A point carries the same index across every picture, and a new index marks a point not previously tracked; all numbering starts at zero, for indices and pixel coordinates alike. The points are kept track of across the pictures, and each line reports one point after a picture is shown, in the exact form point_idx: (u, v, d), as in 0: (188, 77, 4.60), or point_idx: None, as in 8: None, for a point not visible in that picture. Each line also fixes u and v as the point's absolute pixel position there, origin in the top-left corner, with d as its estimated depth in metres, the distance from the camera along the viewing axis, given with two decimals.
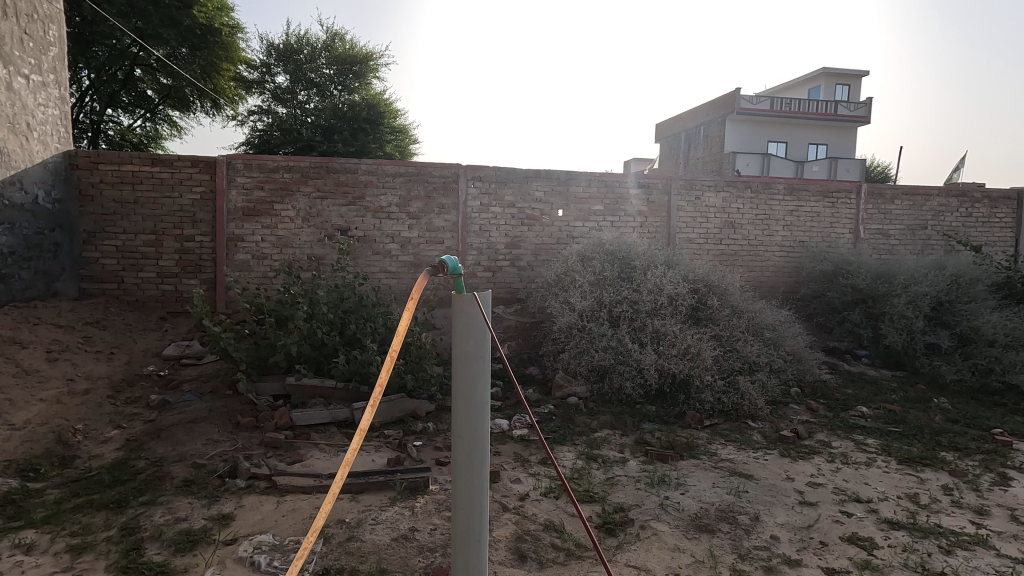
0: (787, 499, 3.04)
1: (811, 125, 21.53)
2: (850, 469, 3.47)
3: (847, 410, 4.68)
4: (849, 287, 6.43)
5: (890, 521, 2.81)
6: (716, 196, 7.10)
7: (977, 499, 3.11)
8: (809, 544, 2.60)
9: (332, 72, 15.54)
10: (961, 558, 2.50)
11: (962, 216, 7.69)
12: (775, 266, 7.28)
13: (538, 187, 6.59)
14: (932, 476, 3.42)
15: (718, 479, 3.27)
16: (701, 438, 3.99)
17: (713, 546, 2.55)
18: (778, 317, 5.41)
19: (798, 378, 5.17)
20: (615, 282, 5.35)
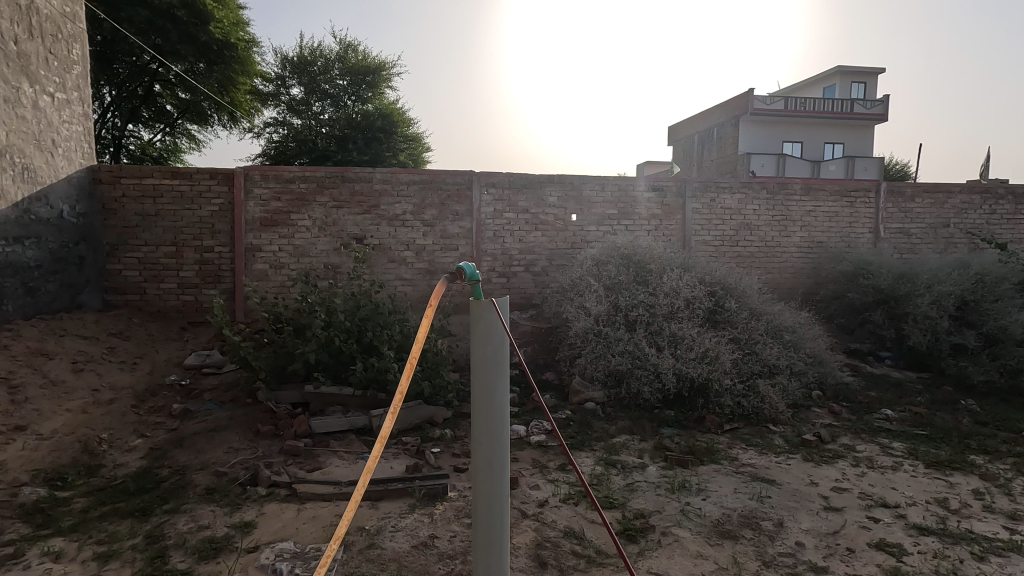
0: (812, 505, 2.99)
1: (827, 124, 21.27)
2: (877, 474, 3.40)
3: (871, 413, 4.59)
4: (870, 288, 6.30)
5: (919, 526, 2.74)
6: (731, 198, 7.04)
7: (1010, 503, 3.02)
8: (836, 551, 2.54)
9: (346, 83, 15.73)
10: (995, 565, 2.43)
11: (985, 214, 7.53)
12: (793, 267, 7.19)
13: (552, 192, 6.60)
14: (962, 480, 3.33)
15: (740, 484, 3.22)
16: (721, 443, 3.93)
17: (736, 553, 2.51)
18: (797, 319, 5.34)
19: (819, 381, 5.08)
20: (630, 286, 5.33)
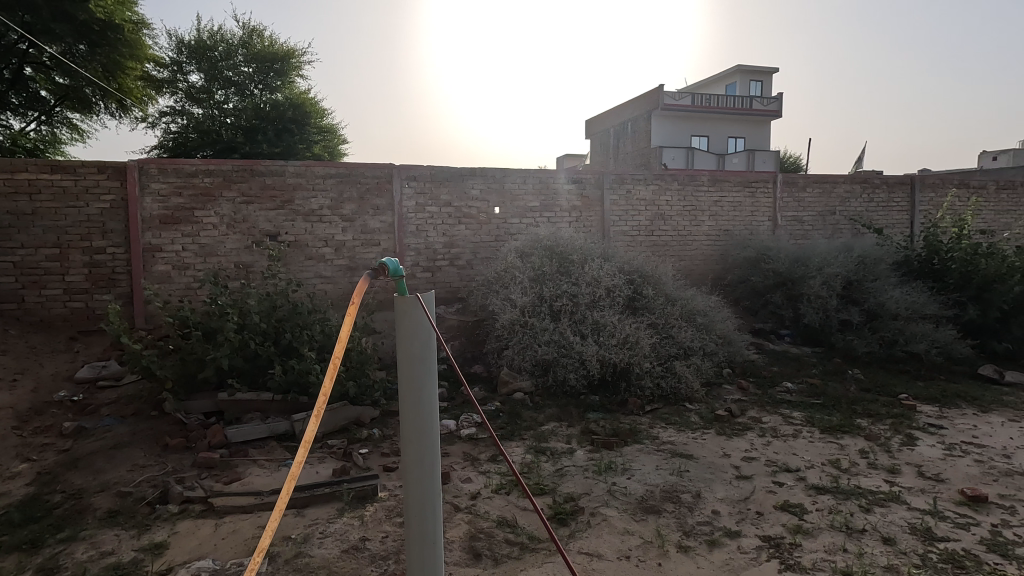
0: (725, 475, 3.21)
1: (730, 119, 22.71)
2: (780, 441, 3.71)
3: (774, 386, 4.99)
4: (771, 271, 6.82)
5: (817, 487, 3.03)
6: (646, 190, 7.35)
7: (890, 459, 3.40)
8: (747, 515, 2.76)
9: (251, 70, 14.81)
10: (879, 514, 2.73)
11: (865, 202, 8.36)
12: (703, 254, 7.65)
13: (474, 185, 6.58)
14: (851, 441, 3.71)
15: (661, 461, 3.40)
16: (643, 424, 4.12)
17: (660, 526, 2.66)
18: (708, 303, 5.70)
19: (729, 359, 5.45)
20: (554, 277, 5.45)
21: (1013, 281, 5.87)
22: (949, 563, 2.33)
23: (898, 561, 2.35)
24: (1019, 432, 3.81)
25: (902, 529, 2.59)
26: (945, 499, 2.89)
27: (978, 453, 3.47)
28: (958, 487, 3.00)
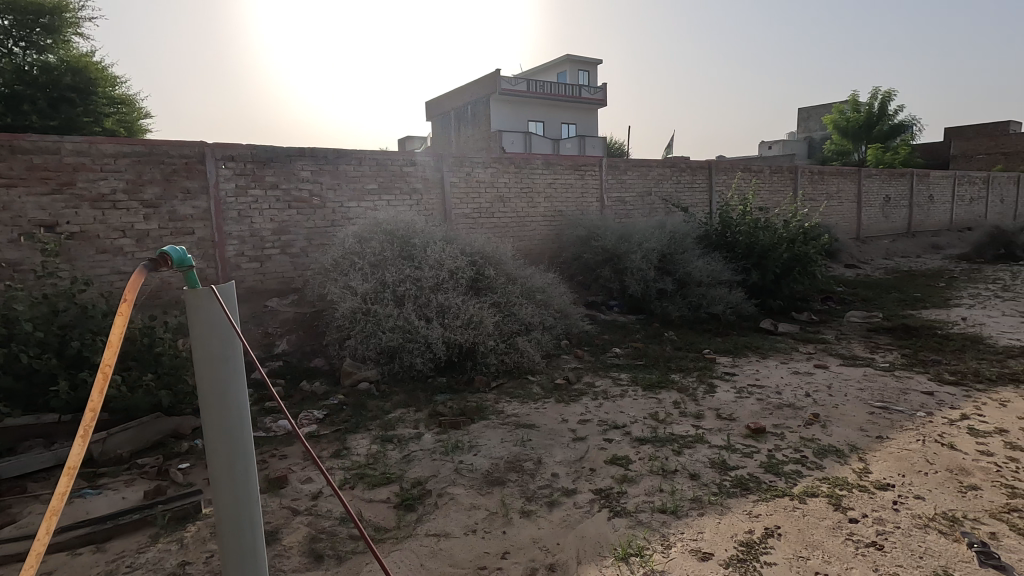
0: (563, 439, 3.45)
1: (562, 106, 24.11)
2: (609, 402, 4.09)
3: (605, 353, 5.47)
4: (600, 248, 7.43)
5: (640, 438, 3.40)
6: (484, 172, 7.51)
7: (696, 406, 3.94)
8: (582, 473, 3.00)
9: (8, 24, 11.95)
10: (687, 454, 3.16)
11: (674, 184, 9.47)
12: (540, 234, 8.09)
13: (304, 167, 6.12)
14: (666, 394, 4.22)
15: (506, 433, 3.54)
16: (489, 400, 4.25)
17: (504, 495, 2.77)
18: (546, 280, 6.04)
19: (566, 331, 5.84)
20: (396, 262, 5.34)
21: (782, 249, 7.14)
22: (738, 486, 2.77)
23: (702, 492, 2.74)
24: (788, 371, 4.67)
25: (705, 464, 3.03)
26: (736, 434, 3.43)
27: (759, 392, 4.17)
28: (745, 423, 3.59)
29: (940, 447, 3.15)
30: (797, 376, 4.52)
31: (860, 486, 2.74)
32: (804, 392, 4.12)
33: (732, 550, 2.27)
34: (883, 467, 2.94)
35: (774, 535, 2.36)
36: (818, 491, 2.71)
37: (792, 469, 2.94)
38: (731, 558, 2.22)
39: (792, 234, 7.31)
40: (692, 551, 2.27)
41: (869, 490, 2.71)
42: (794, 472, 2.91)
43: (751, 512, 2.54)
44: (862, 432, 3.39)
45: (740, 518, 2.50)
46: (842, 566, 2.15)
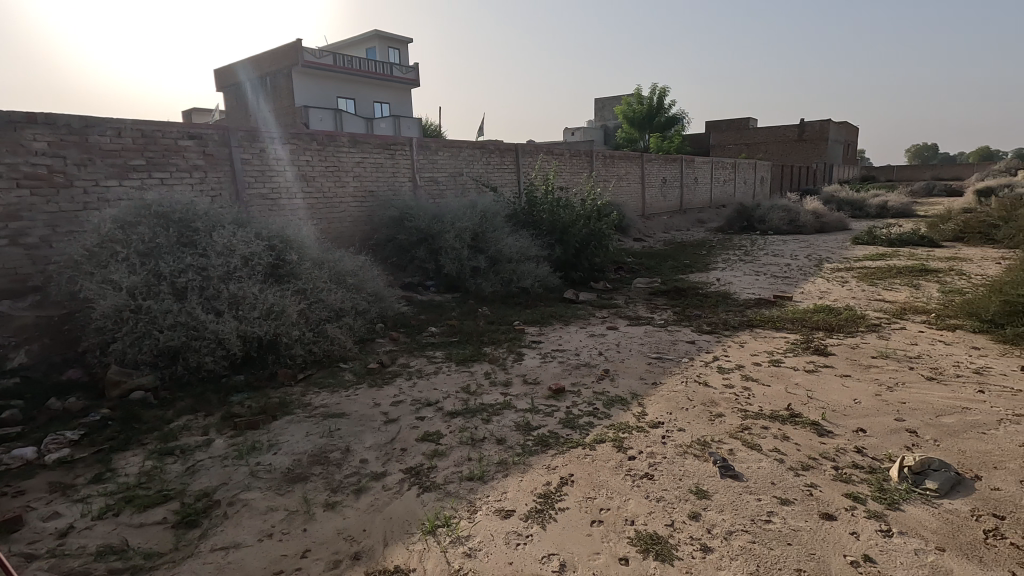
0: (374, 423, 3.35)
1: (373, 84, 23.37)
2: (423, 381, 4.08)
3: (422, 332, 5.43)
4: (413, 229, 7.33)
5: (451, 412, 3.45)
6: (281, 150, 6.90)
7: (505, 374, 4.14)
8: (392, 454, 2.94)
9: None
10: (495, 421, 3.30)
11: (480, 165, 9.92)
12: (350, 215, 7.74)
13: (37, 135, 4.90)
14: (478, 367, 4.36)
15: (312, 426, 3.32)
16: (295, 393, 3.92)
17: (306, 491, 2.59)
18: (356, 263, 5.78)
19: (380, 314, 5.66)
20: (173, 249, 4.62)
21: (580, 225, 7.84)
22: (540, 444, 2.98)
23: (507, 454, 2.88)
24: (585, 335, 5.15)
25: (511, 428, 3.19)
26: (539, 396, 3.68)
27: (561, 356, 4.53)
28: (547, 385, 3.87)
29: (697, 386, 3.76)
30: (593, 339, 5.01)
31: (638, 427, 3.13)
32: (597, 352, 4.58)
33: (531, 504, 2.42)
34: (656, 408, 3.41)
35: (568, 483, 2.58)
36: (606, 437, 3.03)
37: (585, 421, 3.25)
38: (530, 511, 2.37)
39: (587, 212, 8.08)
40: (497, 511, 2.37)
41: (645, 430, 3.11)
42: (587, 423, 3.22)
43: (549, 466, 2.74)
44: (642, 381, 3.89)
45: (540, 472, 2.68)
46: (621, 500, 2.44)
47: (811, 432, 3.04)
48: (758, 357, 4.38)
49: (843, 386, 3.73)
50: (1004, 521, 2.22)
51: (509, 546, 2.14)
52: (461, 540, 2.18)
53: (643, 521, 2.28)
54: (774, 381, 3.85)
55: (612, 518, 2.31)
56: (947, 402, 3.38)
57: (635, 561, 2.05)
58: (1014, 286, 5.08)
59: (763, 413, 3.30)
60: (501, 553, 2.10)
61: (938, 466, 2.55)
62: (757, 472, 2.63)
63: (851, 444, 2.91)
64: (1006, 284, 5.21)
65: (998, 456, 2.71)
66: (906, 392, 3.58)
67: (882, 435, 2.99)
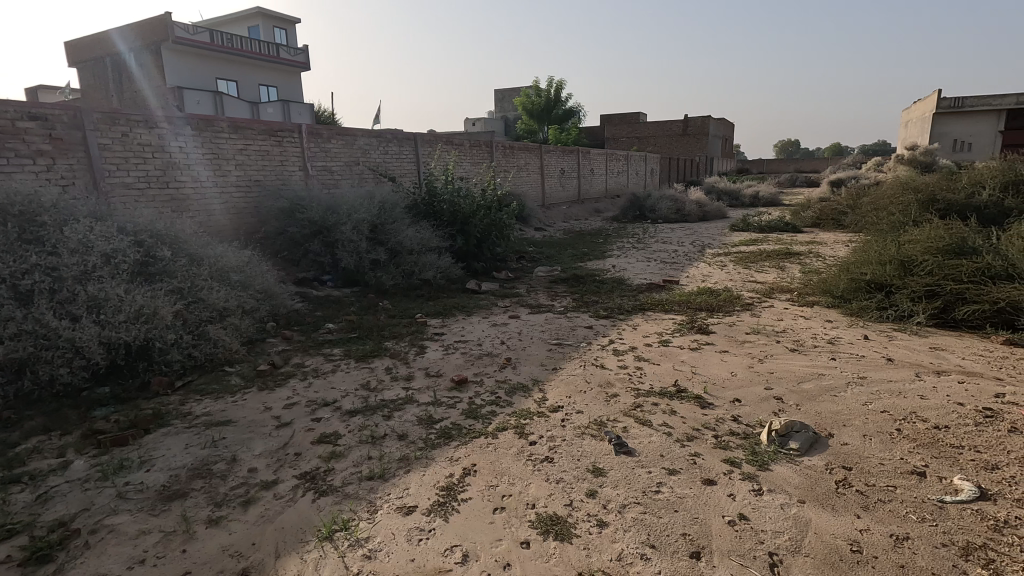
0: (264, 429, 3.13)
1: (258, 66, 21.82)
2: (319, 380, 3.88)
3: (318, 330, 5.15)
4: (306, 221, 6.92)
5: (350, 411, 3.31)
6: (148, 134, 6.23)
7: (407, 368, 4.05)
8: (284, 460, 2.77)
9: None
10: (396, 417, 3.22)
11: (374, 155, 9.56)
12: (233, 207, 7.18)
13: None
14: (379, 362, 4.22)
15: (192, 437, 3.03)
16: (172, 403, 3.54)
17: (185, 509, 2.37)
18: (241, 258, 5.36)
19: (271, 313, 5.30)
20: (13, 247, 4.00)
21: (480, 215, 7.85)
22: (442, 436, 2.95)
23: (409, 450, 2.82)
24: (488, 325, 5.18)
25: (413, 423, 3.13)
26: (442, 388, 3.64)
27: (464, 347, 4.52)
28: (450, 377, 3.84)
29: (594, 369, 3.92)
30: (495, 328, 5.05)
31: (538, 413, 3.21)
32: (500, 341, 4.63)
33: (433, 497, 2.40)
34: (556, 393, 3.51)
35: (470, 473, 2.59)
36: (508, 425, 3.07)
37: (487, 411, 3.27)
38: (432, 505, 2.34)
39: (487, 202, 8.11)
40: (398, 509, 2.32)
41: (545, 414, 3.19)
42: (490, 413, 3.24)
43: (452, 458, 2.73)
44: (542, 367, 3.99)
45: (442, 465, 2.66)
46: (522, 484, 2.48)
47: (695, 405, 3.29)
48: (649, 338, 4.65)
49: (722, 361, 4.07)
50: (850, 471, 2.54)
51: (411, 543, 2.10)
52: (360, 543, 2.11)
53: (543, 504, 2.34)
54: (663, 360, 4.11)
55: (514, 504, 2.34)
56: (807, 370, 3.80)
57: (536, 544, 2.10)
58: (858, 266, 5.81)
59: (653, 391, 3.51)
60: (402, 551, 2.06)
61: (799, 427, 2.86)
62: (648, 446, 2.80)
63: (729, 413, 3.18)
64: (851, 264, 5.95)
65: (846, 415, 3.09)
66: (775, 363, 3.98)
67: (754, 403, 3.30)
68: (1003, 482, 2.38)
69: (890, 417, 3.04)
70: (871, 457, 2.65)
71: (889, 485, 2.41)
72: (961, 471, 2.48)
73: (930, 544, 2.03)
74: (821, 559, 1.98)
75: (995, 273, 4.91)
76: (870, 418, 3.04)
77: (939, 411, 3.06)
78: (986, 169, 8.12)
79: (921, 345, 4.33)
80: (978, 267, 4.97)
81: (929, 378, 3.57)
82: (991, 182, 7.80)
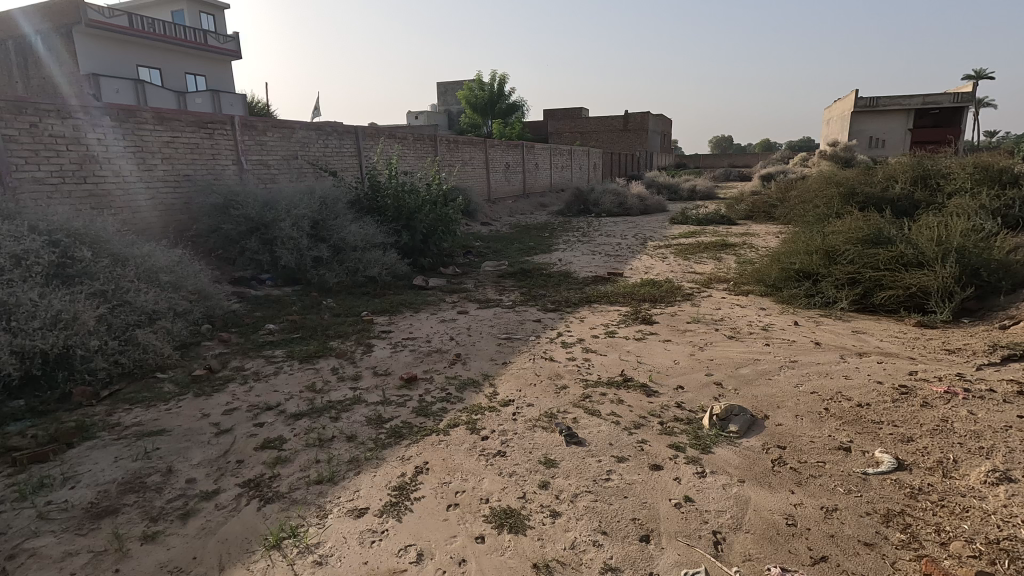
0: (203, 437, 2.98)
1: (184, 53, 20.60)
2: (261, 383, 3.73)
3: (257, 331, 4.93)
4: (241, 218, 6.61)
5: (295, 414, 3.20)
6: (61, 125, 5.78)
7: (354, 368, 3.96)
8: (226, 469, 2.65)
9: None
10: (344, 418, 3.14)
11: (313, 149, 9.28)
12: (161, 203, 6.76)
13: None
14: (324, 363, 4.10)
15: (122, 450, 2.85)
16: (98, 414, 3.31)
17: (117, 526, 2.22)
18: (171, 257, 5.06)
19: (206, 314, 5.03)
20: None
21: (426, 210, 7.76)
22: (393, 436, 2.91)
23: (359, 451, 2.76)
24: (436, 321, 5.13)
25: (362, 423, 3.06)
26: (391, 387, 3.59)
27: (412, 344, 4.46)
28: (399, 375, 3.79)
29: (544, 361, 3.97)
30: (444, 324, 5.01)
31: (489, 408, 3.21)
32: (449, 337, 4.60)
33: (385, 498, 2.36)
34: (507, 387, 3.53)
35: (423, 471, 2.56)
36: (459, 421, 3.06)
37: (439, 408, 3.24)
38: (385, 506, 2.30)
39: (433, 197, 8.02)
40: (348, 511, 2.27)
41: (496, 409, 3.20)
42: (441, 410, 3.22)
43: (403, 457, 2.70)
44: (492, 361, 4.00)
45: (393, 465, 2.62)
46: (476, 479, 2.49)
47: (641, 393, 3.39)
48: (596, 330, 4.75)
49: (666, 350, 4.21)
50: (785, 450, 2.69)
51: (363, 545, 2.07)
52: (310, 549, 2.05)
53: (497, 498, 2.35)
54: (610, 351, 4.21)
55: (467, 500, 2.34)
56: (744, 356, 4.00)
57: (490, 538, 2.11)
58: (788, 256, 6.15)
59: (600, 381, 3.59)
60: (355, 554, 2.02)
61: (738, 411, 3.01)
62: (598, 435, 2.86)
63: (673, 400, 3.30)
64: (782, 254, 6.29)
65: (780, 397, 3.28)
66: (715, 350, 4.16)
67: (696, 389, 3.44)
68: (917, 452, 2.59)
69: (818, 397, 3.24)
70: (803, 436, 2.82)
71: (820, 461, 2.57)
72: (881, 444, 2.68)
73: (856, 513, 2.19)
74: (759, 533, 2.09)
75: (908, 261, 5.32)
76: (801, 399, 3.23)
77: (861, 390, 3.30)
78: (899, 164, 8.77)
79: (845, 329, 4.64)
80: (893, 255, 5.37)
81: (853, 359, 3.84)
82: (903, 177, 8.44)
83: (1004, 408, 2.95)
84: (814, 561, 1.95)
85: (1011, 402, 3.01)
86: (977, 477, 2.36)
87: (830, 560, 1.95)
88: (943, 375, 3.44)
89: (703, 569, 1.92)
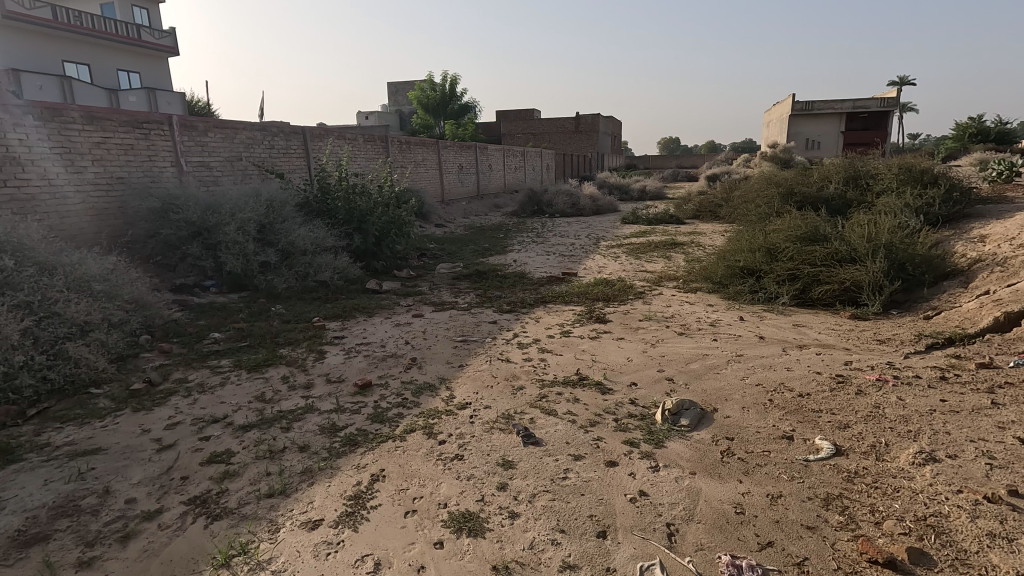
0: (143, 454, 2.83)
1: (115, 49, 19.51)
2: (206, 395, 3.57)
3: (201, 340, 4.71)
4: (181, 222, 6.30)
5: (243, 426, 3.09)
6: None
7: (306, 376, 3.85)
8: (169, 486, 2.53)
9: None
10: (296, 428, 3.05)
11: (257, 150, 8.97)
12: (93, 207, 6.37)
13: None
14: (273, 371, 3.97)
15: (52, 472, 2.66)
16: (25, 435, 3.08)
17: (49, 554, 2.08)
18: (104, 266, 4.78)
19: (145, 324, 4.78)
20: None
21: (378, 212, 7.63)
22: (348, 444, 2.85)
23: (312, 461, 2.69)
24: (391, 326, 5.05)
25: (315, 433, 2.98)
26: (345, 394, 3.51)
27: (366, 349, 4.38)
28: (353, 381, 3.71)
29: (500, 363, 3.98)
30: (398, 329, 4.94)
31: (446, 411, 3.19)
32: (403, 341, 4.54)
33: (341, 508, 2.31)
34: (464, 390, 3.51)
35: (379, 479, 2.52)
36: (416, 426, 3.02)
37: (394, 413, 3.20)
38: (340, 516, 2.25)
39: (385, 199, 7.90)
40: (302, 524, 2.21)
41: (453, 412, 3.19)
42: (396, 415, 3.18)
43: (359, 465, 2.64)
44: (448, 365, 3.97)
45: (348, 474, 2.57)
46: (433, 485, 2.47)
47: (596, 392, 3.45)
48: (551, 330, 4.79)
49: (619, 348, 4.30)
50: (733, 441, 2.79)
51: (318, 557, 2.01)
52: (262, 565, 1.98)
53: (455, 502, 2.34)
54: (565, 350, 4.26)
55: (425, 506, 2.32)
56: (692, 351, 4.13)
57: (449, 543, 2.10)
58: (732, 254, 6.39)
59: (556, 381, 3.64)
60: (309, 567, 1.96)
61: (689, 405, 3.11)
62: (555, 435, 2.90)
63: (627, 397, 3.37)
64: (726, 253, 6.53)
65: (727, 390, 3.41)
66: (666, 347, 4.27)
67: (649, 386, 3.53)
68: (852, 438, 2.75)
69: (763, 389, 3.39)
70: (749, 427, 2.94)
71: (764, 450, 2.69)
72: (820, 432, 2.83)
73: (800, 498, 2.30)
74: (710, 523, 2.17)
75: (842, 257, 5.63)
76: (747, 391, 3.37)
77: (802, 381, 3.47)
78: (832, 166, 9.24)
79: (787, 323, 4.86)
80: (828, 253, 5.68)
81: (793, 351, 4.03)
82: (836, 177, 8.90)
83: (929, 392, 3.17)
84: (761, 546, 2.04)
85: (935, 387, 3.24)
86: (906, 458, 2.52)
87: (776, 544, 2.04)
88: (874, 365, 3.66)
89: (658, 561, 1.97)
